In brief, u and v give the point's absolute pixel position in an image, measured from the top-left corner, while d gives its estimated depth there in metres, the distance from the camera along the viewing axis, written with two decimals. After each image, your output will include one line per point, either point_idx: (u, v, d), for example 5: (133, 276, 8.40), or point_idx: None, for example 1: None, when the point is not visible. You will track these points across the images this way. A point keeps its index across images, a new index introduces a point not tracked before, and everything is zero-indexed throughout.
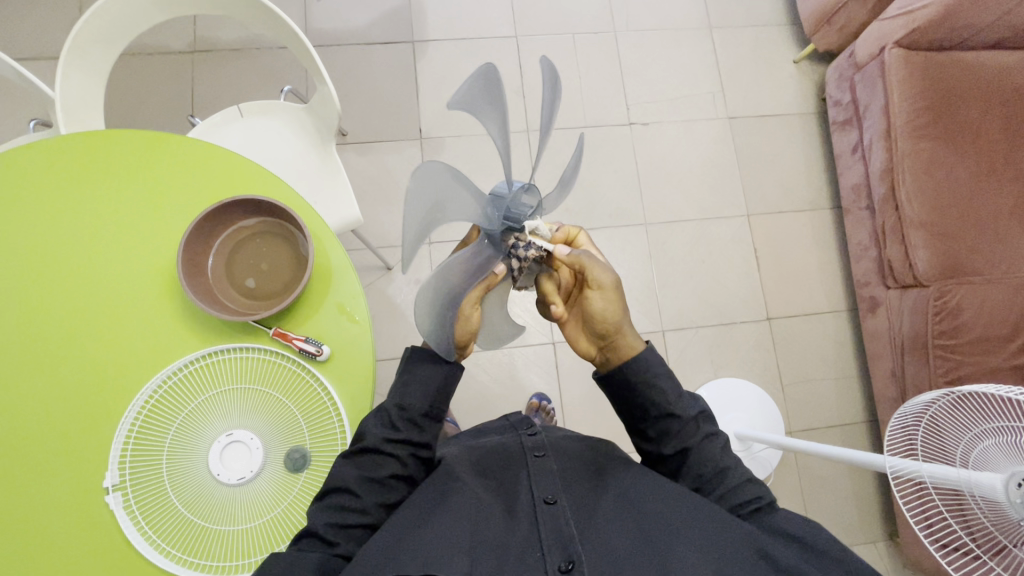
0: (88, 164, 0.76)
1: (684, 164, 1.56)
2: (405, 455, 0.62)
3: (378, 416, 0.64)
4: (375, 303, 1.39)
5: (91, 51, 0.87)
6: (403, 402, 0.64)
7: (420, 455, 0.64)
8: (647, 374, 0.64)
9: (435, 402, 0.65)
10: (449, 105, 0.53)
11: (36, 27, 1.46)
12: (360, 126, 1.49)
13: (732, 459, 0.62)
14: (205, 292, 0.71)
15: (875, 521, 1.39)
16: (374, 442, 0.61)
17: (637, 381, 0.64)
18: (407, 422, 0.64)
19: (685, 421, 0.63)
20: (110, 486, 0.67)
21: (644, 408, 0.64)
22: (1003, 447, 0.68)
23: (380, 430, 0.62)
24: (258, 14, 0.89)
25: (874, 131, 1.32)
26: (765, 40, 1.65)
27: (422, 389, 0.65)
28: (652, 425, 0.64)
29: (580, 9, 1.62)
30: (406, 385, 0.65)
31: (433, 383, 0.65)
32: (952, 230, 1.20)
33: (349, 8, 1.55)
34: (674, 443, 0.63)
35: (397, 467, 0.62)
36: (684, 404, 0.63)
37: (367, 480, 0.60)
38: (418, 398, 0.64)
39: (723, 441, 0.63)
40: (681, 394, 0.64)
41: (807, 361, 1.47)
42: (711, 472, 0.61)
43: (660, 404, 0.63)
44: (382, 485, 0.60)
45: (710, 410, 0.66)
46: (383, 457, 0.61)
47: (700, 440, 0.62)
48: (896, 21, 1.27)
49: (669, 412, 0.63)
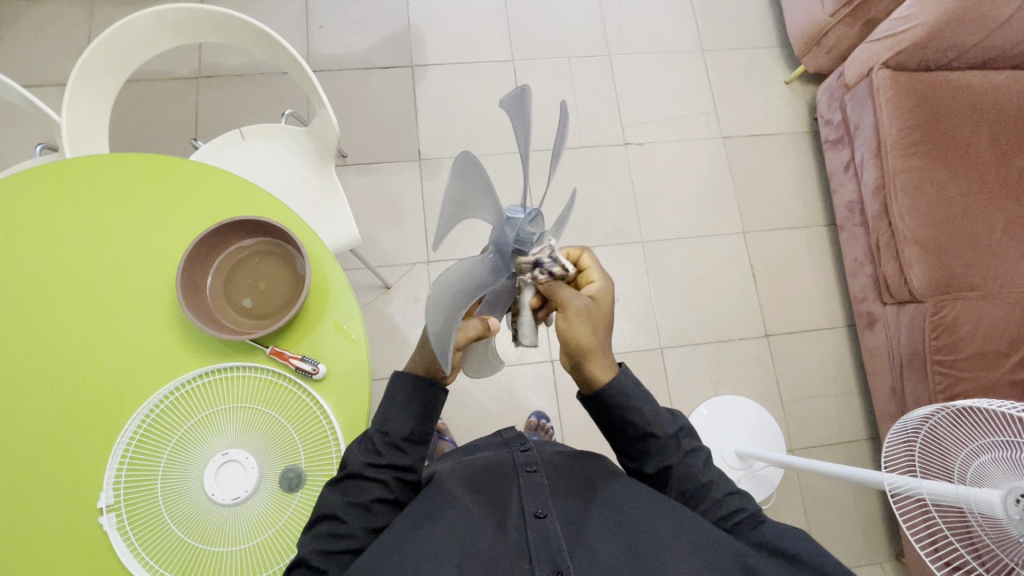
0: (88, 189, 0.78)
1: (680, 183, 1.58)
2: (389, 478, 0.62)
3: (362, 443, 0.63)
4: (374, 322, 1.40)
5: (98, 78, 0.89)
6: (385, 427, 0.63)
7: (404, 479, 0.63)
8: (624, 399, 0.62)
9: (417, 426, 0.65)
10: (502, 103, 0.52)
11: (47, 54, 1.51)
12: (360, 147, 1.52)
13: (713, 473, 0.62)
14: (204, 312, 0.72)
15: (879, 540, 1.36)
16: (356, 468, 0.61)
17: (616, 407, 0.62)
18: (390, 448, 0.63)
19: (663, 441, 0.62)
20: (104, 506, 0.67)
21: (625, 429, 0.63)
22: (1000, 463, 0.68)
23: (363, 456, 0.62)
24: (262, 43, 0.92)
25: (865, 149, 1.34)
26: (757, 61, 1.69)
27: (403, 414, 0.64)
28: (634, 445, 0.63)
29: (575, 32, 1.66)
30: (389, 410, 0.64)
31: (414, 408, 0.64)
32: (945, 247, 1.21)
33: (351, 34, 1.60)
34: (655, 462, 0.62)
35: (383, 490, 0.61)
36: (663, 423, 0.63)
37: (353, 505, 0.59)
38: (401, 423, 0.64)
39: (704, 454, 0.64)
40: (659, 412, 0.63)
41: (807, 379, 1.47)
42: (693, 488, 0.61)
43: (639, 425, 0.62)
44: (366, 510, 0.60)
45: (689, 425, 0.65)
46: (365, 483, 0.61)
47: (681, 457, 0.62)
48: (883, 44, 1.31)
49: (648, 433, 0.62)
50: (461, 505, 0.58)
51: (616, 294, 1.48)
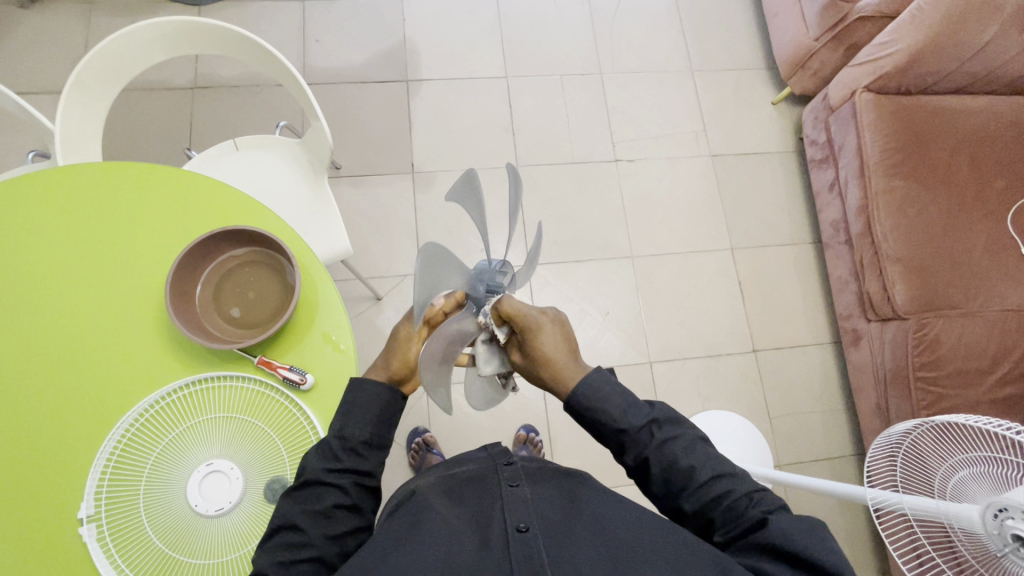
0: (80, 196, 0.78)
1: (670, 200, 1.60)
2: (348, 484, 0.61)
3: (319, 450, 0.62)
4: (363, 333, 1.40)
5: (94, 87, 0.90)
6: (343, 432, 0.63)
7: (364, 483, 0.62)
8: (591, 399, 0.62)
9: (378, 430, 0.65)
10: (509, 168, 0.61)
11: (42, 63, 1.51)
12: (354, 160, 1.53)
13: (697, 457, 0.60)
14: (192, 321, 0.72)
15: (867, 557, 1.37)
16: (314, 474, 0.60)
17: (584, 410, 0.62)
18: (349, 452, 0.62)
19: (634, 434, 0.61)
20: (85, 516, 0.66)
21: (599, 429, 0.63)
22: (979, 478, 0.69)
23: (321, 461, 0.61)
24: (259, 56, 0.93)
25: (849, 170, 1.37)
26: (745, 81, 1.73)
27: (362, 420, 0.64)
28: (611, 441, 0.63)
29: (567, 51, 1.70)
30: (347, 415, 0.64)
31: (374, 412, 0.64)
32: (926, 265, 1.24)
33: (347, 48, 1.62)
34: (634, 455, 0.62)
35: (341, 496, 0.60)
36: (631, 416, 0.62)
37: (312, 513, 0.58)
38: (360, 428, 0.63)
39: (684, 439, 0.61)
40: (626, 407, 0.62)
41: (793, 394, 1.48)
42: (677, 475, 0.59)
43: (607, 423, 0.62)
44: (325, 517, 0.59)
45: (664, 412, 0.63)
46: (324, 489, 0.60)
47: (656, 447, 0.60)
48: (865, 68, 1.35)
49: (618, 429, 0.62)
50: (444, 522, 0.58)
51: (606, 309, 1.49)
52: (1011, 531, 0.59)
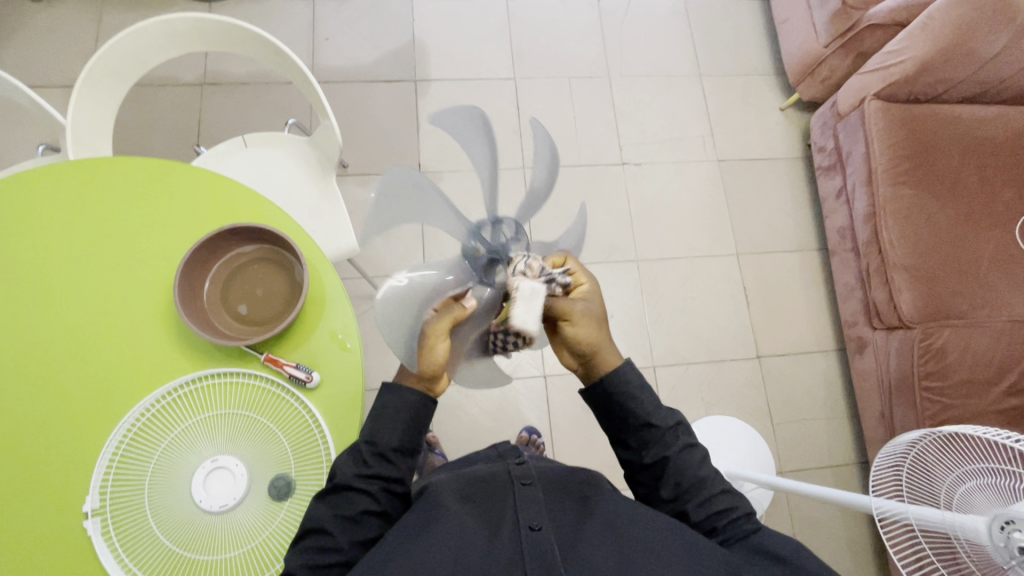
0: (92, 190, 0.78)
1: (676, 204, 1.60)
2: (377, 490, 0.61)
3: (350, 455, 0.63)
4: (367, 332, 1.40)
5: (105, 82, 0.90)
6: (373, 438, 0.63)
7: (393, 489, 0.63)
8: (628, 387, 0.62)
9: (409, 438, 0.64)
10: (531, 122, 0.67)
11: (54, 56, 1.52)
12: (361, 158, 1.53)
13: (708, 471, 0.63)
14: (201, 317, 0.72)
15: (867, 566, 1.36)
16: (345, 479, 0.61)
17: (618, 395, 0.63)
18: (377, 458, 0.62)
19: (662, 431, 0.62)
20: (90, 510, 0.66)
21: (626, 419, 0.63)
22: (987, 489, 0.69)
23: (351, 467, 0.62)
24: (270, 53, 0.93)
25: (857, 177, 1.37)
26: (753, 87, 1.73)
27: (393, 426, 0.63)
28: (633, 435, 0.63)
29: (576, 53, 1.70)
30: (377, 421, 0.63)
31: (403, 419, 0.63)
32: (933, 273, 1.24)
33: (356, 47, 1.62)
34: (653, 452, 0.62)
35: (370, 502, 0.61)
36: (662, 415, 0.63)
37: (340, 518, 0.59)
38: (389, 434, 0.63)
39: (700, 451, 0.64)
40: (658, 405, 0.64)
41: (797, 401, 1.48)
42: (690, 481, 0.61)
43: (638, 414, 0.63)
44: (355, 523, 0.60)
45: (687, 422, 0.66)
46: (354, 494, 0.60)
47: (678, 450, 0.62)
48: (874, 76, 1.35)
49: (647, 423, 0.62)
50: (455, 519, 0.58)
51: (610, 312, 1.49)
52: (1018, 544, 0.58)
